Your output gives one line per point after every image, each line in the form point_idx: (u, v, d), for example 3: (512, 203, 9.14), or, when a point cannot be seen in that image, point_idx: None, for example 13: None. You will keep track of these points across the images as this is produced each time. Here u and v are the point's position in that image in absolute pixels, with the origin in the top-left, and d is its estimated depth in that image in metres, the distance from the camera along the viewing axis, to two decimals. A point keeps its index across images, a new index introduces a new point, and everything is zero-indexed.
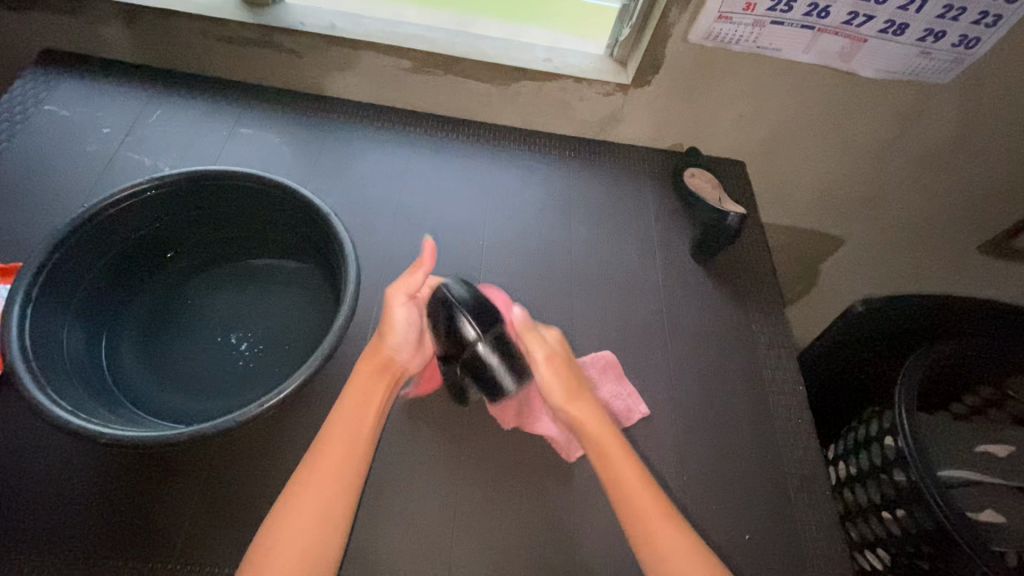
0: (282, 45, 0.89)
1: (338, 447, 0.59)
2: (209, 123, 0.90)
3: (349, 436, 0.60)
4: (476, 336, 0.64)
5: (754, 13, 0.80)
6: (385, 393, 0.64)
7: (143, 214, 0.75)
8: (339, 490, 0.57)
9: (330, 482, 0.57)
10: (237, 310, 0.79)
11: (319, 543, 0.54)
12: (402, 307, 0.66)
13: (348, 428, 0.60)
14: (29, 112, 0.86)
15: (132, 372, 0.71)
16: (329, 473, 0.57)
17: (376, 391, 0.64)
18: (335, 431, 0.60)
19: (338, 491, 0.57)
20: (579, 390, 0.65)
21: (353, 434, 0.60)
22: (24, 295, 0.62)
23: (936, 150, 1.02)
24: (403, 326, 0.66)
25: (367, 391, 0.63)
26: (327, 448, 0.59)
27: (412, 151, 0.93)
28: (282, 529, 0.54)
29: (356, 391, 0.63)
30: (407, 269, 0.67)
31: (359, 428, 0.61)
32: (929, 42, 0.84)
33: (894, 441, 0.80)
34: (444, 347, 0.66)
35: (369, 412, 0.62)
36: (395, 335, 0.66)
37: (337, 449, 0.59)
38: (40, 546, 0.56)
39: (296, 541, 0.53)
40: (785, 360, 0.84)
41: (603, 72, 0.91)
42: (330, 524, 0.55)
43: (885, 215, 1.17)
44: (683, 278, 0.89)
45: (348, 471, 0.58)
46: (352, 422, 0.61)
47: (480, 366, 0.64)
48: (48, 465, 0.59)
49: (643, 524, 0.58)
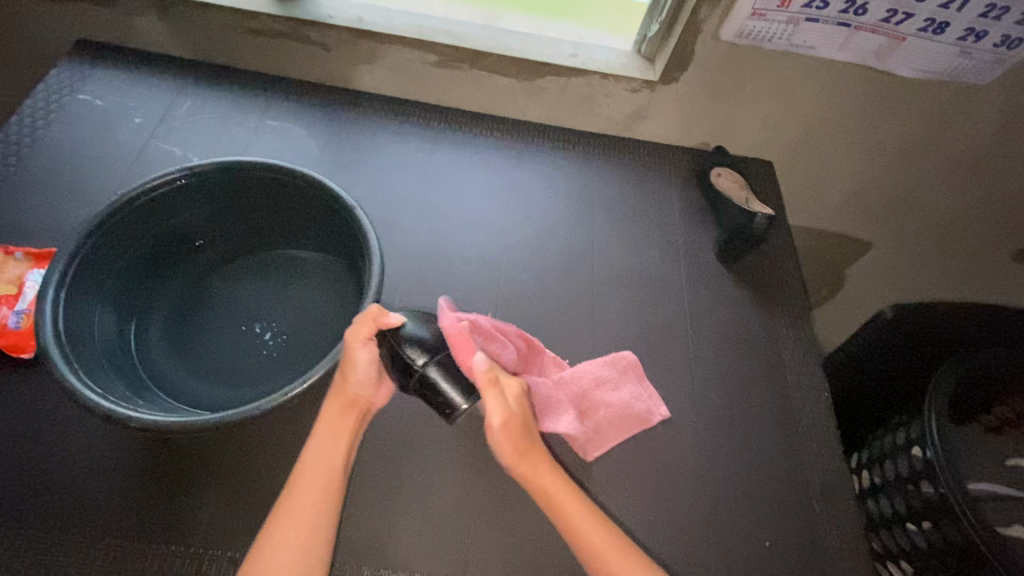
0: (309, 38, 0.90)
1: (314, 480, 0.58)
2: (236, 115, 0.90)
3: (323, 469, 0.58)
4: (426, 363, 0.60)
5: (789, 10, 0.78)
6: (355, 425, 0.62)
7: (173, 204, 0.76)
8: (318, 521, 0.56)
9: (307, 515, 0.56)
10: (260, 302, 0.79)
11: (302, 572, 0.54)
12: (364, 349, 0.61)
13: (323, 460, 0.59)
14: (64, 101, 0.88)
15: (160, 360, 0.73)
16: (306, 506, 0.56)
17: (345, 425, 0.61)
18: (309, 465, 0.58)
19: (318, 521, 0.56)
20: (532, 447, 0.61)
21: (328, 465, 0.59)
22: (57, 280, 0.64)
23: (972, 154, 0.99)
24: (366, 367, 0.61)
25: (336, 427, 0.60)
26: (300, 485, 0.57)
27: (435, 147, 0.93)
28: (264, 562, 0.53)
29: (326, 429, 0.60)
30: (359, 316, 0.61)
31: (332, 460, 0.59)
32: (970, 42, 0.81)
33: (922, 451, 0.78)
34: (398, 378, 0.62)
35: (341, 442, 0.60)
36: (356, 373, 0.61)
37: (314, 484, 0.57)
38: (69, 526, 0.57)
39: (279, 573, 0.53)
40: (809, 366, 0.82)
41: (631, 69, 0.90)
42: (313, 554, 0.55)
43: (916, 220, 1.14)
44: (706, 280, 0.88)
45: (325, 502, 0.57)
46: (325, 453, 0.59)
47: (431, 391, 0.60)
48: (78, 448, 0.61)
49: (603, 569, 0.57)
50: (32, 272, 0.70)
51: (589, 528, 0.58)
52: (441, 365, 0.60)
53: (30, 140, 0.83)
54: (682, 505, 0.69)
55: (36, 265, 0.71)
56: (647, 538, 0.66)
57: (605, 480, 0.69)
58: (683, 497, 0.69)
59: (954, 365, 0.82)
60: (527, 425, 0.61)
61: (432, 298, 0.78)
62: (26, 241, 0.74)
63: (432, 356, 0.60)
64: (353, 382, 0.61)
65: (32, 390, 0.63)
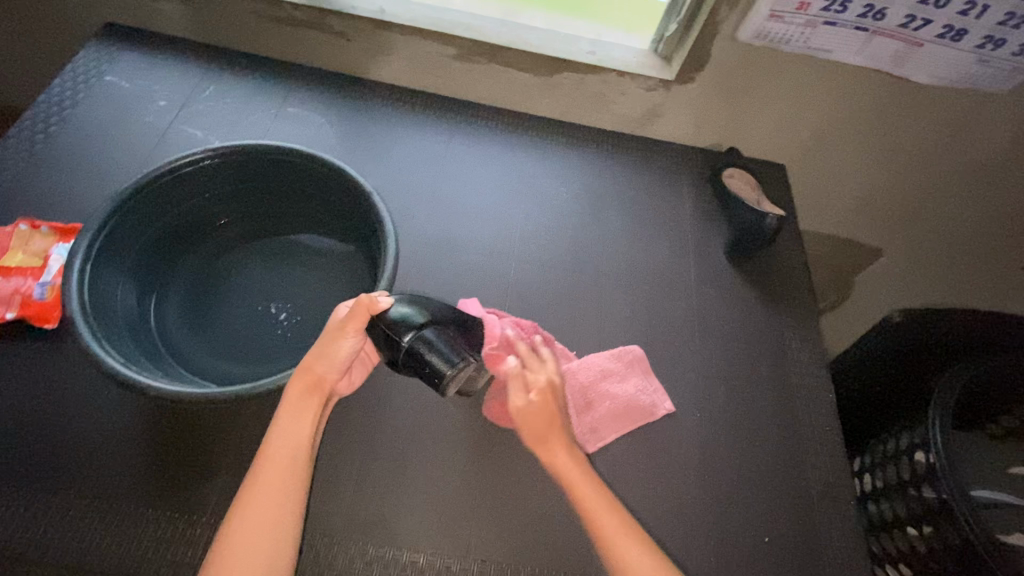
0: (331, 28, 0.91)
1: (279, 467, 0.55)
2: (257, 100, 0.92)
3: (288, 455, 0.56)
4: (413, 340, 0.61)
5: (807, 13, 0.78)
6: (319, 410, 0.60)
7: (195, 184, 0.78)
8: (284, 509, 0.54)
9: (272, 503, 0.54)
10: (274, 281, 0.81)
11: (271, 561, 0.52)
12: (351, 339, 0.61)
13: (287, 445, 0.57)
14: (92, 81, 0.90)
15: (176, 334, 0.75)
16: (271, 493, 0.54)
17: (309, 410, 0.59)
18: (273, 452, 0.56)
19: (284, 508, 0.54)
20: (552, 433, 0.61)
21: (292, 451, 0.57)
22: (83, 252, 0.66)
23: (986, 163, 0.99)
24: (344, 356, 0.61)
25: (298, 411, 0.58)
26: (264, 471, 0.55)
27: (451, 138, 0.94)
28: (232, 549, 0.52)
29: (288, 413, 0.58)
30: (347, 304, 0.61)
31: (297, 446, 0.57)
32: (987, 50, 0.81)
33: (925, 456, 0.78)
34: (388, 357, 0.63)
35: (306, 427, 0.58)
36: (330, 360, 0.60)
37: (278, 468, 0.55)
38: (84, 491, 0.59)
39: (247, 563, 0.51)
40: (815, 367, 0.83)
41: (647, 67, 0.91)
42: (280, 541, 0.53)
43: (927, 228, 1.14)
44: (714, 278, 0.88)
45: (291, 489, 0.55)
46: (289, 439, 0.57)
47: (419, 364, 0.61)
48: (95, 417, 0.62)
49: (616, 557, 0.56)
50: (56, 246, 0.72)
51: (608, 517, 0.58)
52: (427, 340, 0.62)
53: (57, 119, 0.85)
54: (683, 498, 0.70)
55: (60, 240, 0.73)
56: (646, 529, 0.67)
57: (607, 470, 0.70)
58: (684, 490, 0.70)
59: (960, 371, 0.83)
60: (551, 413, 0.61)
61: (443, 286, 0.80)
62: (51, 217, 0.76)
63: (418, 332, 0.62)
64: (322, 365, 0.60)
65: (52, 361, 0.65)
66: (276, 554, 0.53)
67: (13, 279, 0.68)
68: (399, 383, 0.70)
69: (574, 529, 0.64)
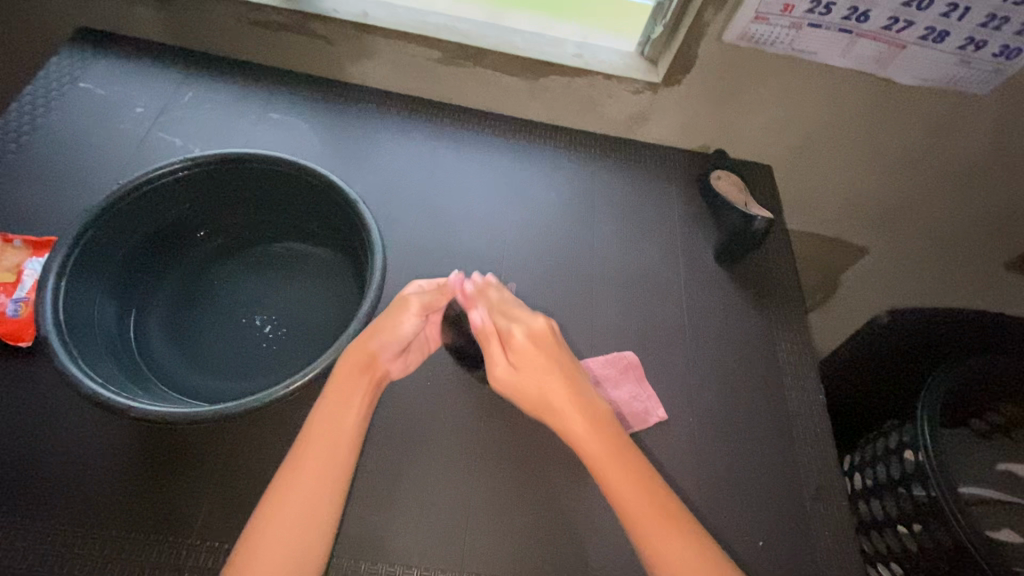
0: (313, 32, 0.90)
1: (321, 446, 0.56)
2: (239, 107, 0.90)
3: (331, 436, 0.57)
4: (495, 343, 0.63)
5: (792, 15, 0.79)
6: (367, 389, 0.60)
7: (176, 193, 0.76)
8: (324, 487, 0.55)
9: (313, 481, 0.54)
10: (260, 291, 0.79)
11: (305, 542, 0.52)
12: (413, 318, 0.64)
13: (331, 426, 0.57)
14: (65, 89, 0.87)
15: (158, 349, 0.73)
16: (311, 472, 0.55)
17: (355, 388, 0.60)
18: (314, 433, 0.57)
19: (323, 490, 0.54)
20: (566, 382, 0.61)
21: (334, 434, 0.57)
22: (58, 266, 0.64)
23: (968, 161, 1.00)
24: (402, 331, 0.63)
25: (348, 387, 0.59)
26: (309, 447, 0.56)
27: (439, 143, 0.93)
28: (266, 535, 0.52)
29: (337, 388, 0.59)
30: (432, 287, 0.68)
31: (343, 428, 0.58)
32: (969, 51, 0.81)
33: (914, 454, 0.79)
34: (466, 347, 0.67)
35: (352, 408, 0.59)
36: (386, 337, 0.62)
37: (319, 452, 0.56)
38: (62, 515, 0.57)
39: (280, 543, 0.51)
40: (806, 368, 0.83)
41: (634, 70, 0.90)
42: (320, 519, 0.54)
43: (912, 226, 1.15)
44: (704, 281, 0.88)
45: (333, 470, 0.56)
46: (334, 420, 0.58)
47: None
48: (76, 436, 0.61)
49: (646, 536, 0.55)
50: (31, 261, 0.70)
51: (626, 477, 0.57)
52: None
53: (29, 128, 0.82)
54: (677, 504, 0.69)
55: (34, 253, 0.71)
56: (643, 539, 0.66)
57: None
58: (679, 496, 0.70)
59: (948, 369, 0.84)
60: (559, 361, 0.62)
61: None
62: (24, 229, 0.74)
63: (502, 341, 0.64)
64: (377, 340, 0.62)
65: (27, 380, 0.63)
66: (312, 535, 0.53)
67: None
68: (391, 394, 0.69)
69: (568, 539, 0.63)
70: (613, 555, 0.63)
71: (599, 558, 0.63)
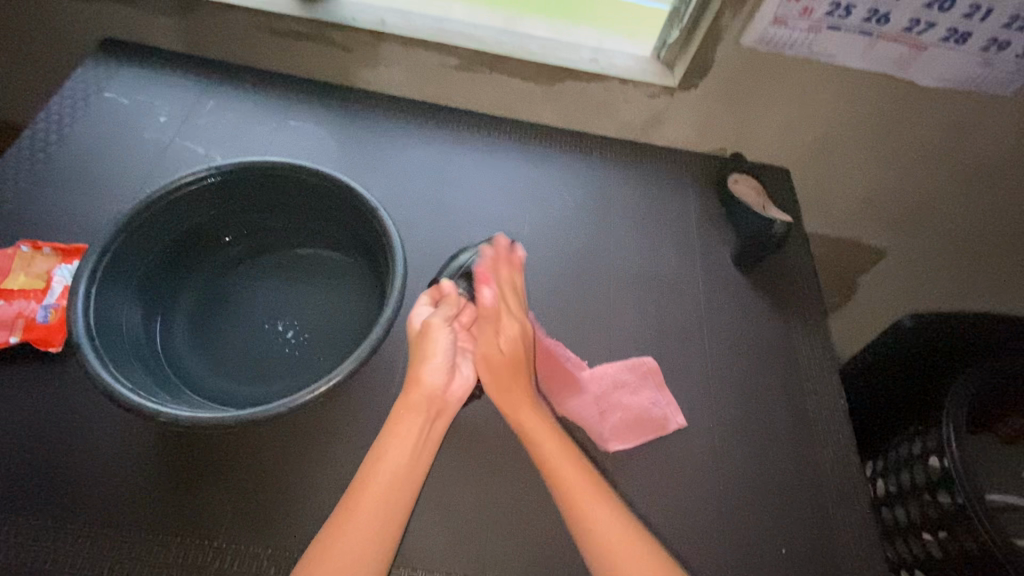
0: (331, 39, 0.91)
1: (388, 475, 0.58)
2: (260, 115, 0.91)
3: (396, 468, 0.59)
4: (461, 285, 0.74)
5: (811, 17, 0.78)
6: (425, 423, 0.63)
7: (200, 201, 0.77)
8: (384, 515, 0.56)
9: (375, 510, 0.56)
10: (282, 297, 0.80)
11: (370, 551, 0.54)
12: (445, 333, 0.67)
13: (395, 458, 0.59)
14: (90, 99, 0.89)
15: (184, 354, 0.74)
16: (374, 502, 0.56)
17: (416, 423, 0.62)
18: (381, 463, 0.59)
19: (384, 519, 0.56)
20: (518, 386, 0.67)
21: (398, 463, 0.59)
22: (89, 274, 0.65)
23: (990, 162, 0.99)
24: (443, 349, 0.66)
25: (407, 422, 0.62)
26: (373, 478, 0.58)
27: (455, 148, 0.94)
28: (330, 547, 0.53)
29: (398, 421, 0.62)
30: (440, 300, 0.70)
31: (407, 461, 0.60)
32: (992, 52, 0.80)
33: (939, 460, 0.78)
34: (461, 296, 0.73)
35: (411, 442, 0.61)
36: (434, 361, 0.66)
37: (384, 479, 0.58)
38: (93, 519, 0.58)
39: (347, 553, 0.53)
40: (827, 372, 0.82)
41: (650, 74, 0.90)
42: (385, 535, 0.56)
43: (932, 228, 1.13)
44: (723, 284, 0.88)
45: (395, 500, 0.57)
46: (398, 452, 0.60)
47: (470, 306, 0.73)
48: (106, 440, 0.62)
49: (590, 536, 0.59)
50: (60, 268, 0.72)
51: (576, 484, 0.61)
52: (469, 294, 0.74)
53: (56, 137, 0.84)
54: (699, 510, 0.69)
55: (63, 260, 0.72)
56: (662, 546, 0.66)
57: (620, 483, 0.69)
58: (698, 501, 0.69)
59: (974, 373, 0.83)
60: (517, 363, 0.68)
61: None
62: (53, 236, 0.75)
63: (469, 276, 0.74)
64: (426, 366, 0.65)
65: (58, 384, 0.64)
66: (376, 542, 0.55)
67: (16, 302, 0.68)
68: None
69: None
70: None
71: None
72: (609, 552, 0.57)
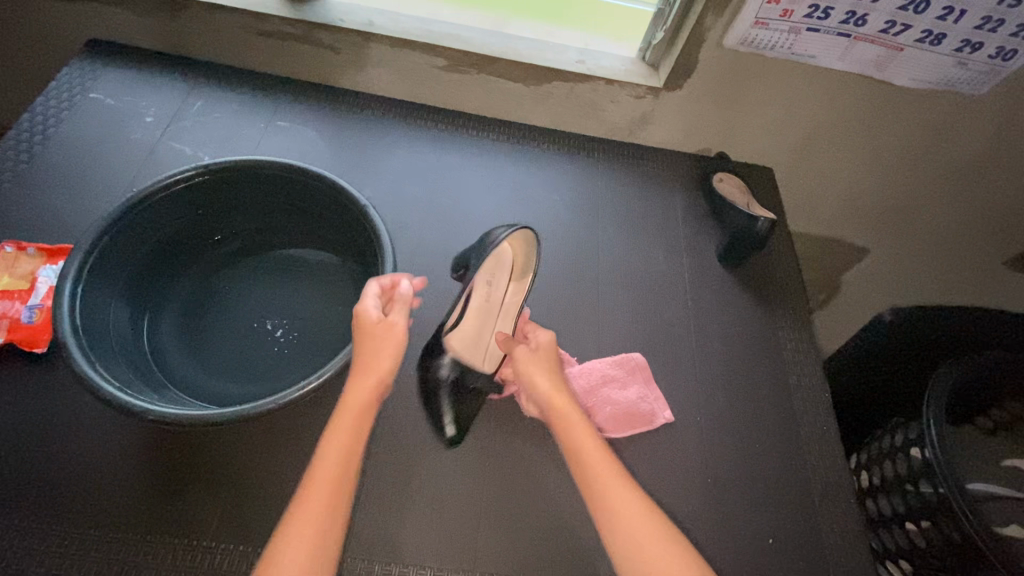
0: (320, 41, 0.91)
1: (332, 467, 0.55)
2: (247, 116, 0.91)
3: (336, 461, 0.55)
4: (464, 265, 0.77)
5: (791, 19, 0.80)
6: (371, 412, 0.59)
7: (188, 200, 0.77)
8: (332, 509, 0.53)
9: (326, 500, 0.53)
10: (270, 296, 0.80)
11: (321, 546, 0.51)
12: (399, 322, 0.63)
13: (337, 447, 0.56)
14: (76, 99, 0.88)
15: (172, 353, 0.74)
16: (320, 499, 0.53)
17: (359, 413, 0.58)
18: (324, 455, 0.55)
19: (332, 512, 0.53)
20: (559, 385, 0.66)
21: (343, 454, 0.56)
22: (74, 274, 0.65)
23: (965, 162, 1.02)
24: (397, 338, 0.62)
25: (356, 414, 0.58)
26: (320, 467, 0.55)
27: (444, 148, 0.95)
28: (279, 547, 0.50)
29: (347, 414, 0.58)
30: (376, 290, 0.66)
31: (346, 454, 0.56)
32: (965, 53, 0.83)
33: (921, 451, 0.79)
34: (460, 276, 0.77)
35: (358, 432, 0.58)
36: (388, 357, 0.61)
37: (330, 471, 0.55)
38: (80, 520, 0.57)
39: (297, 549, 0.50)
40: (811, 365, 0.84)
41: (635, 74, 0.92)
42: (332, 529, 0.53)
43: (912, 225, 1.16)
44: (709, 280, 0.89)
45: (342, 488, 0.55)
46: (343, 442, 0.56)
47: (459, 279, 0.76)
48: (92, 440, 0.61)
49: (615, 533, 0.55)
50: (44, 268, 0.71)
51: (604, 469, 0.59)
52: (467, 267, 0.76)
53: (41, 138, 0.84)
54: (687, 502, 0.70)
55: (47, 261, 0.72)
56: None
57: None
58: (685, 494, 0.70)
59: (954, 366, 0.84)
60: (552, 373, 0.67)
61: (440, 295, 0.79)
62: (38, 237, 0.75)
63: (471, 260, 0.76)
64: (381, 355, 0.61)
65: (43, 386, 0.64)
66: (326, 537, 0.52)
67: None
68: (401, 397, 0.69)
69: (577, 543, 0.63)
70: None
71: (608, 563, 0.63)
72: (634, 552, 0.54)
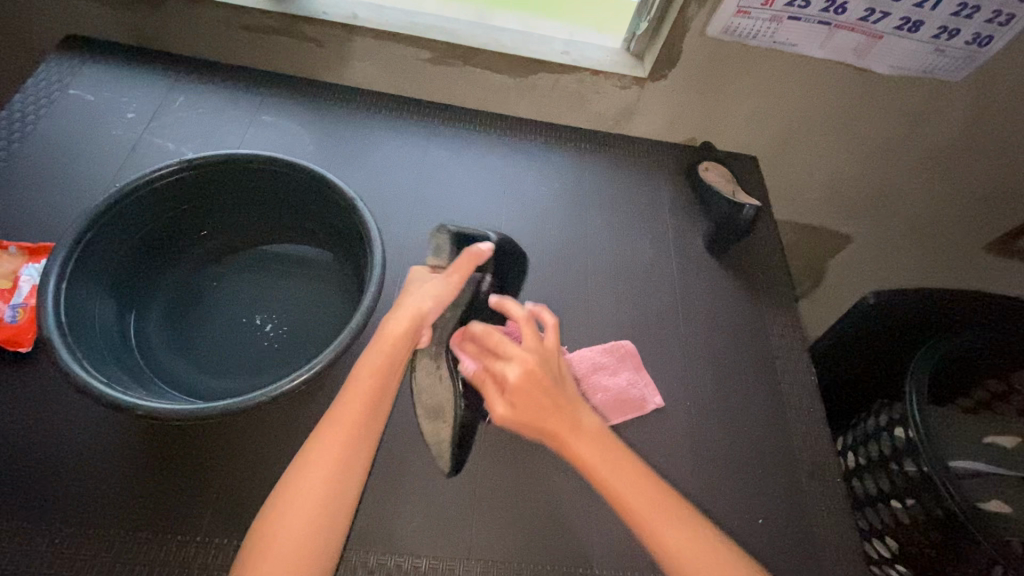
0: (303, 34, 0.90)
1: (352, 413, 0.57)
2: (231, 111, 0.90)
3: (361, 406, 0.58)
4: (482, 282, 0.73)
5: (773, 8, 0.81)
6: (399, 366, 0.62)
7: (172, 194, 0.76)
8: (348, 454, 0.56)
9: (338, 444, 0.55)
10: (258, 292, 0.79)
11: (337, 488, 0.54)
12: (450, 279, 0.67)
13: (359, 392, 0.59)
14: (54, 96, 0.87)
15: (158, 349, 0.73)
16: (348, 428, 0.56)
17: (380, 367, 0.60)
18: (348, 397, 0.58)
19: (353, 453, 0.56)
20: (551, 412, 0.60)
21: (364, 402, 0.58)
22: (57, 271, 0.64)
23: (943, 148, 1.04)
24: (436, 292, 0.66)
25: (381, 367, 0.60)
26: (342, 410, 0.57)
27: (430, 140, 0.94)
28: (296, 488, 0.53)
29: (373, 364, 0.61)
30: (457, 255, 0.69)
31: (369, 398, 0.59)
32: (943, 40, 0.85)
33: (904, 431, 0.81)
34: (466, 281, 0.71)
35: (383, 386, 0.60)
36: (432, 297, 0.65)
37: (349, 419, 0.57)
38: (68, 518, 0.57)
39: (313, 488, 0.53)
40: (797, 350, 0.85)
41: (619, 65, 0.92)
42: (347, 472, 0.55)
43: (893, 212, 1.19)
44: (696, 267, 0.90)
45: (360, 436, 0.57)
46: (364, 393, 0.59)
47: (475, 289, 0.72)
48: (79, 438, 0.61)
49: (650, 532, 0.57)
50: (27, 267, 0.70)
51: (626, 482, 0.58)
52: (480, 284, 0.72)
53: (19, 135, 0.82)
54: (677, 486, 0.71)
55: (30, 260, 0.71)
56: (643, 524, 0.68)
57: None
58: (675, 478, 0.71)
59: (937, 345, 0.86)
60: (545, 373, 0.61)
61: None
62: (20, 236, 0.74)
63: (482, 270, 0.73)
64: (419, 298, 0.65)
65: (28, 385, 0.63)
66: (343, 479, 0.55)
67: None
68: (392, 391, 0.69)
69: (570, 530, 0.64)
70: (620, 539, 0.64)
71: (600, 548, 0.64)
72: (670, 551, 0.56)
